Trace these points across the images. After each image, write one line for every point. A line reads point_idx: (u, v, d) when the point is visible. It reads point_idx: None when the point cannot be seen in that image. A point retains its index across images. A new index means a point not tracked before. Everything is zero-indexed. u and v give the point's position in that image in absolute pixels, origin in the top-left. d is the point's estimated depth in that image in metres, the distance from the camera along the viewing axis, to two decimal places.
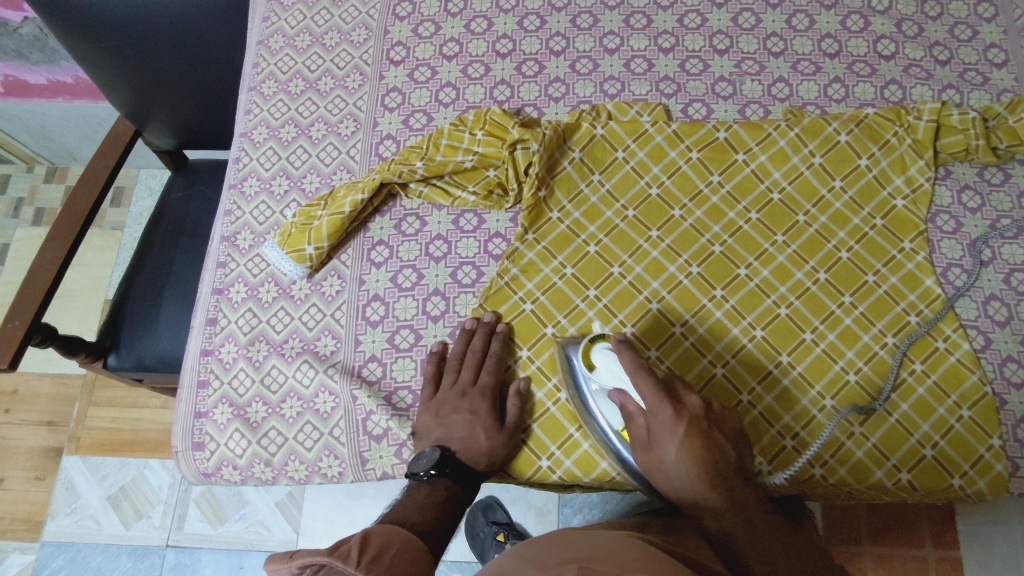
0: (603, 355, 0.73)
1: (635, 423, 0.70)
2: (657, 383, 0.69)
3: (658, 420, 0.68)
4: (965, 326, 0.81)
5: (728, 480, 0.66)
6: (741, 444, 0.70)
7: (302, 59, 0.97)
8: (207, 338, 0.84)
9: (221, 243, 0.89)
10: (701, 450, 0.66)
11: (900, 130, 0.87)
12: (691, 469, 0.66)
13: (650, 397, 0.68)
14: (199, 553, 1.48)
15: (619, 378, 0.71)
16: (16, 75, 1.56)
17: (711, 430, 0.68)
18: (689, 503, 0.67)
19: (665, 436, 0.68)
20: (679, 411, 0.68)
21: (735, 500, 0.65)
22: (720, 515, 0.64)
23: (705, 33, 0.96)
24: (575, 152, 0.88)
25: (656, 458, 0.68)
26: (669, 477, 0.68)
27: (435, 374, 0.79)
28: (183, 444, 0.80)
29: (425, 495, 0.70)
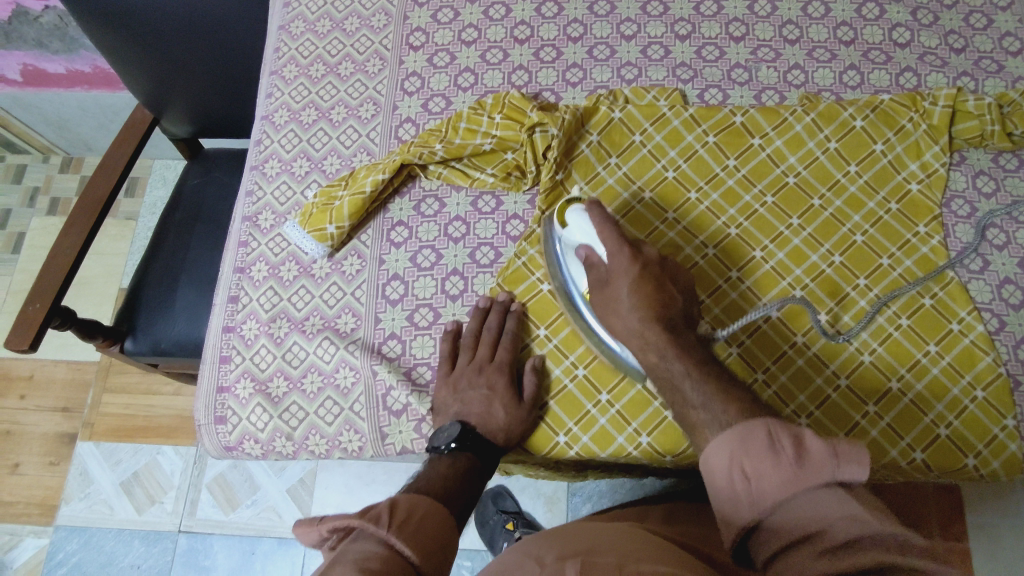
0: (575, 215, 0.76)
1: (595, 269, 0.74)
2: (620, 232, 0.72)
3: (617, 264, 0.72)
4: (980, 309, 0.82)
5: (673, 322, 0.69)
6: (691, 297, 0.74)
7: (323, 44, 0.99)
8: (229, 315, 0.85)
9: (243, 223, 0.90)
10: (651, 291, 0.70)
11: (916, 116, 0.88)
12: (638, 304, 0.70)
13: (611, 243, 0.72)
14: (212, 538, 1.50)
15: (589, 234, 0.74)
16: (35, 64, 1.58)
17: (664, 278, 0.72)
18: (633, 336, 0.70)
19: (620, 278, 0.71)
20: (635, 256, 0.71)
21: (674, 335, 0.68)
22: (661, 346, 0.68)
23: (721, 21, 0.97)
24: (593, 135, 0.89)
25: (611, 296, 0.72)
26: (619, 312, 0.71)
27: (451, 352, 0.80)
28: (206, 418, 0.82)
29: (446, 465, 0.71)
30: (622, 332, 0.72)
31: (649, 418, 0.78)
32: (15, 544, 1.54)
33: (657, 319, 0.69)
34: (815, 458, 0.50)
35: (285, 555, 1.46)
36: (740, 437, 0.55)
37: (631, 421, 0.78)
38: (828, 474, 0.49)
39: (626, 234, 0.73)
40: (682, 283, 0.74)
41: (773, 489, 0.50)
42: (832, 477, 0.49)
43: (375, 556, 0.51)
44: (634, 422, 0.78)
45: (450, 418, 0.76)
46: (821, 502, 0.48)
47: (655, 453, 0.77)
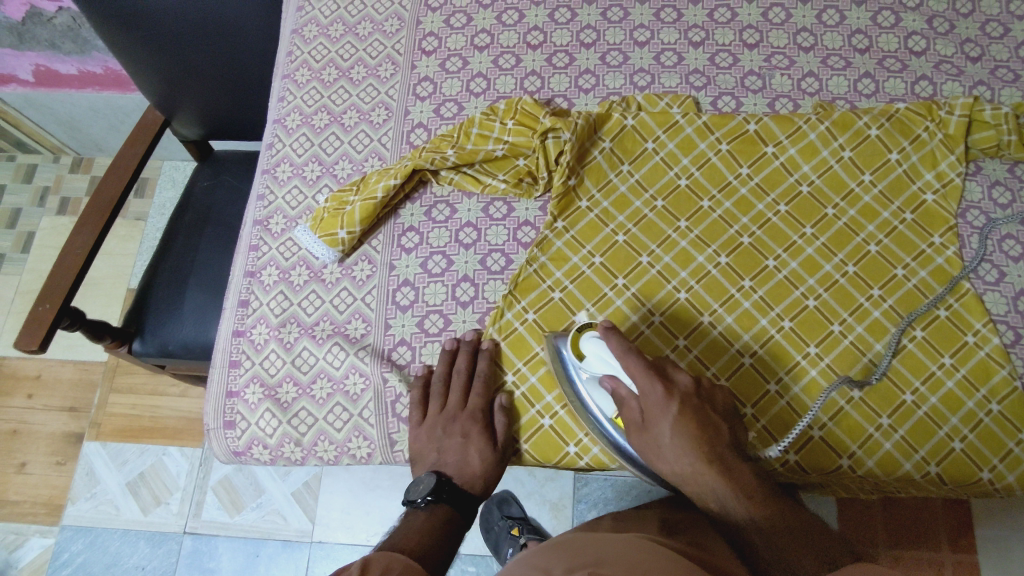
0: (592, 344, 0.73)
1: (627, 405, 0.72)
2: (646, 364, 0.70)
3: (654, 405, 0.70)
4: (995, 321, 0.81)
5: (721, 455, 0.69)
6: (731, 418, 0.73)
7: (335, 48, 0.99)
8: (239, 319, 0.85)
9: (254, 226, 0.90)
10: (694, 427, 0.69)
11: (931, 126, 0.87)
12: (687, 447, 0.69)
13: (642, 380, 0.70)
14: (216, 540, 1.50)
15: (610, 366, 0.72)
16: (47, 65, 1.59)
17: (702, 407, 0.71)
18: (685, 478, 0.70)
19: (659, 416, 0.70)
20: (671, 393, 0.70)
21: (726, 467, 0.69)
22: (716, 487, 0.68)
23: (735, 28, 0.96)
24: (606, 142, 0.88)
25: (652, 439, 0.71)
26: (664, 457, 0.71)
27: (422, 397, 0.79)
28: (215, 422, 0.81)
29: (423, 520, 0.71)
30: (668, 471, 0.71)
31: None
32: (21, 543, 1.54)
33: (706, 456, 0.69)
34: None
35: (290, 559, 1.46)
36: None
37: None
38: None
39: (651, 365, 0.71)
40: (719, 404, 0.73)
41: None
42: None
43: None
44: None
45: (426, 468, 0.77)
46: None
47: None
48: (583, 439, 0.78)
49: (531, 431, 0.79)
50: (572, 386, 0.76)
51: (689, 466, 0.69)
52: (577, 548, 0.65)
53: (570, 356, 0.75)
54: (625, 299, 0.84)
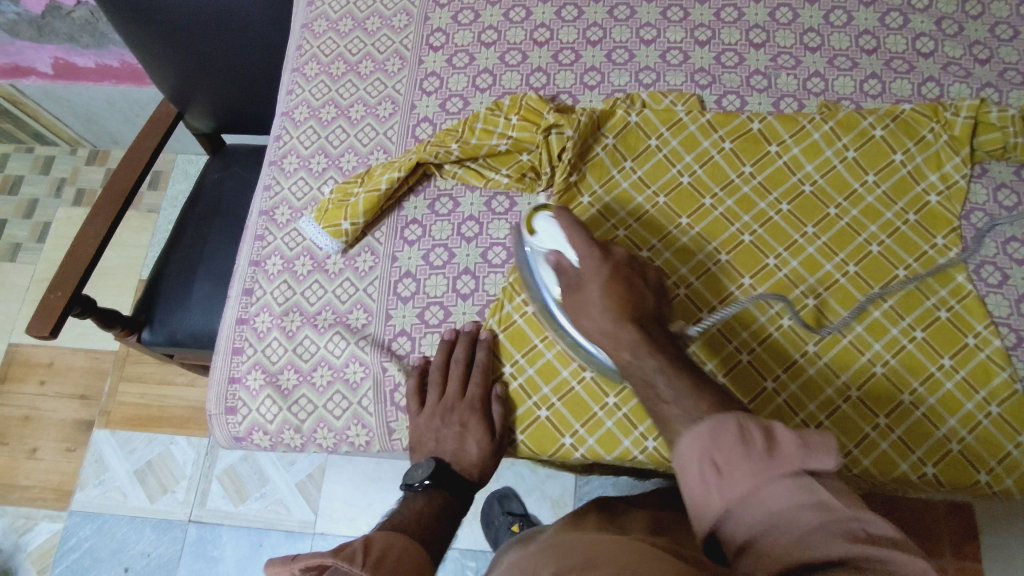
0: (544, 221, 0.75)
1: (566, 273, 0.73)
2: (590, 237, 0.73)
3: (587, 268, 0.72)
4: (997, 324, 0.81)
5: (644, 319, 0.69)
6: (661, 298, 0.74)
7: (345, 42, 1.00)
8: (243, 307, 0.86)
9: (260, 217, 0.91)
10: (621, 289, 0.70)
11: (937, 127, 0.86)
12: (612, 303, 0.69)
13: (581, 246, 0.72)
14: (220, 529, 1.51)
15: (557, 240, 0.74)
16: (66, 58, 1.62)
17: (633, 279, 0.72)
18: (606, 336, 0.69)
19: (592, 277, 0.71)
20: (605, 259, 0.72)
21: (646, 329, 0.67)
22: (632, 339, 0.66)
23: (741, 27, 0.96)
24: (609, 138, 0.89)
25: (582, 299, 0.71)
26: (590, 314, 0.70)
27: (419, 387, 0.79)
28: (217, 408, 0.82)
29: (421, 504, 0.71)
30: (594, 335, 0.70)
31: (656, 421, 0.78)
32: (30, 527, 1.57)
33: (626, 313, 0.68)
34: (785, 449, 0.49)
35: (292, 549, 1.47)
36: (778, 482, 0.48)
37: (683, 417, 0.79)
38: (795, 463, 0.49)
39: (594, 240, 0.73)
40: (652, 287, 0.74)
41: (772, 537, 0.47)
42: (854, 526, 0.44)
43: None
44: (640, 426, 0.78)
45: (425, 455, 0.77)
46: (792, 495, 0.47)
47: (661, 456, 0.77)
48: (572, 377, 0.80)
49: (528, 423, 0.79)
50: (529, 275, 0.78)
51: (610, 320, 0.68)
52: (570, 552, 0.60)
53: (526, 241, 0.78)
54: None
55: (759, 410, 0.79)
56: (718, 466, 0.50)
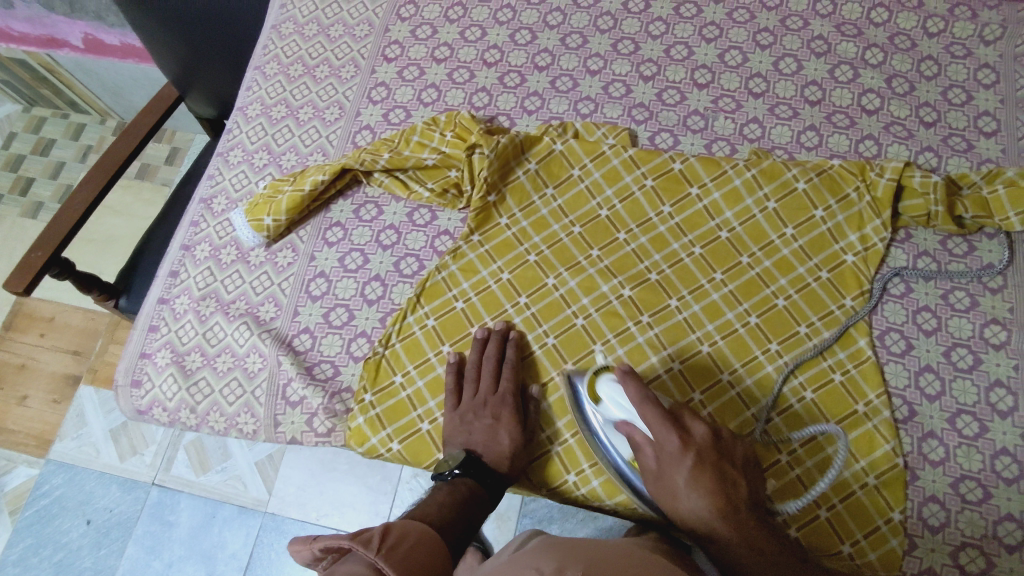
0: (608, 390, 0.75)
1: (643, 452, 0.72)
2: (662, 413, 0.70)
3: (667, 453, 0.70)
4: (891, 394, 0.79)
5: (738, 510, 0.68)
6: (750, 468, 0.71)
7: (306, 46, 1.04)
8: (166, 288, 0.91)
9: (199, 204, 0.96)
10: (707, 476, 0.69)
11: (861, 186, 0.85)
12: (702, 497, 0.68)
13: (656, 427, 0.70)
14: (180, 495, 1.50)
15: (628, 410, 0.73)
16: (94, 34, 1.70)
17: (720, 453, 0.70)
18: (699, 533, 0.70)
19: (673, 465, 0.70)
20: (687, 445, 0.70)
21: (738, 517, 0.68)
22: (728, 540, 0.68)
23: (688, 67, 0.97)
24: (532, 163, 0.91)
25: (668, 487, 0.71)
26: (680, 506, 0.70)
27: (456, 385, 0.82)
28: (124, 379, 0.87)
29: (445, 493, 0.74)
30: (682, 514, 0.70)
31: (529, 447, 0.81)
32: (8, 470, 1.60)
33: (717, 507, 0.68)
34: None
35: (243, 525, 1.45)
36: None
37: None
38: None
39: (667, 413, 0.71)
40: (732, 446, 0.72)
41: None
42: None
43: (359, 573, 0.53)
44: None
45: (455, 448, 0.79)
46: None
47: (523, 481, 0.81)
48: None
49: (408, 433, 0.81)
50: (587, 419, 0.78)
51: (696, 508, 0.69)
52: (570, 543, 0.70)
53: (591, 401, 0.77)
54: (524, 318, 0.85)
55: None
56: None
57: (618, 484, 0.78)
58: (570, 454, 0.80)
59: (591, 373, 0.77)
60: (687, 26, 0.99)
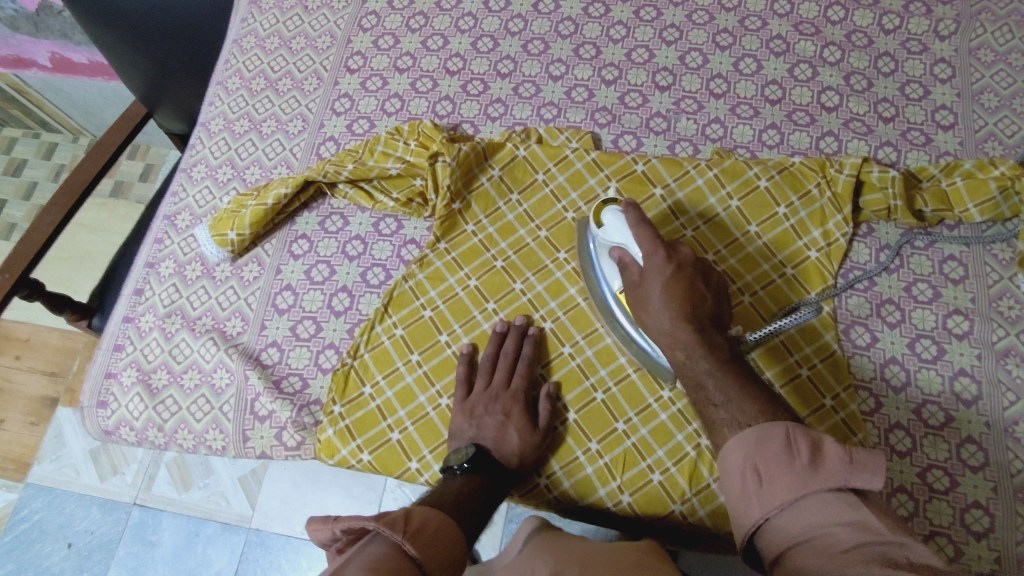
0: (611, 216, 0.75)
1: (629, 269, 0.74)
2: (654, 232, 0.73)
3: (651, 265, 0.72)
4: (858, 386, 0.80)
5: (703, 320, 0.70)
6: (722, 298, 0.74)
7: (268, 60, 1.03)
8: (131, 306, 0.90)
9: (162, 221, 0.95)
10: (684, 289, 0.71)
11: (822, 182, 0.86)
12: (672, 303, 0.71)
13: (645, 245, 0.72)
14: (162, 514, 1.41)
15: (623, 236, 0.74)
16: (61, 53, 1.68)
17: (700, 275, 0.73)
18: (661, 335, 0.72)
19: (653, 277, 0.72)
20: (670, 259, 0.72)
21: (705, 335, 0.69)
22: (685, 342, 0.69)
23: (650, 69, 0.97)
24: (495, 170, 0.91)
25: (643, 297, 0.73)
26: (649, 312, 0.73)
27: (467, 378, 0.81)
28: (90, 401, 0.86)
29: (461, 484, 0.71)
30: (652, 322, 0.73)
31: None
32: None
33: (684, 313, 0.70)
34: (829, 464, 0.51)
35: (227, 541, 1.36)
36: (756, 436, 0.56)
37: (656, 448, 0.79)
38: (839, 480, 0.50)
39: (660, 235, 0.73)
40: (712, 280, 0.74)
41: (784, 488, 0.52)
42: (845, 483, 0.50)
43: (385, 557, 0.53)
44: None
45: (462, 443, 0.77)
46: (832, 505, 0.50)
47: None
48: (427, 456, 0.80)
49: (378, 444, 0.81)
50: (591, 262, 0.82)
51: (666, 300, 0.71)
52: (563, 543, 0.71)
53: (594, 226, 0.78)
54: (492, 323, 0.85)
55: (607, 453, 0.79)
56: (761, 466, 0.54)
57: (591, 485, 0.78)
58: (543, 458, 0.80)
59: (599, 203, 0.78)
60: (647, 30, 1.00)
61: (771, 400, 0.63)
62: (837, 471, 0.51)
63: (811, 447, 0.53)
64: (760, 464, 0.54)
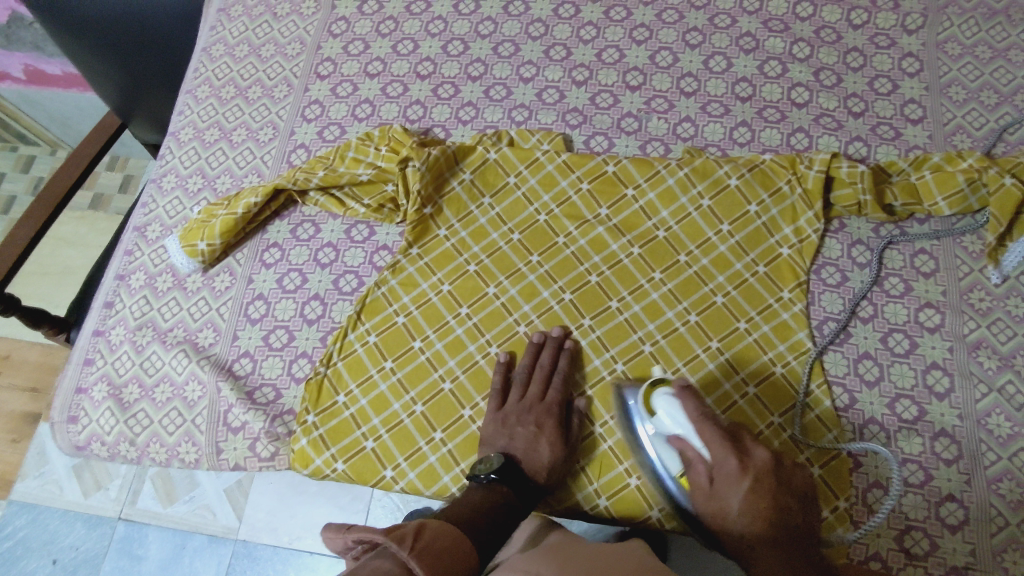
0: (664, 402, 0.69)
1: (695, 468, 0.66)
2: (722, 432, 0.66)
3: (725, 472, 0.64)
4: (832, 382, 0.80)
5: (791, 543, 0.62)
6: (806, 504, 0.66)
7: (237, 67, 1.03)
8: (101, 319, 0.89)
9: (132, 232, 0.94)
10: (766, 498, 0.63)
11: (792, 179, 0.86)
12: (752, 523, 0.63)
13: (716, 447, 0.65)
14: (148, 528, 1.31)
15: (680, 426, 0.68)
16: (35, 65, 1.66)
17: (781, 484, 0.65)
18: (744, 557, 0.64)
19: (728, 487, 0.64)
20: (747, 468, 0.64)
21: (795, 555, 0.62)
22: (774, 571, 0.61)
23: (620, 69, 0.97)
24: (466, 173, 0.90)
25: (716, 507, 0.65)
26: (727, 527, 0.64)
27: (502, 386, 0.80)
28: (60, 416, 0.85)
29: (482, 496, 0.69)
30: (731, 545, 0.65)
31: (468, 446, 0.79)
32: None
33: (767, 535, 0.62)
34: None
35: (213, 554, 1.27)
36: None
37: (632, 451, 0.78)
38: None
39: (727, 432, 0.66)
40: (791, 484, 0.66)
41: None
42: None
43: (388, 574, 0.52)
44: (462, 462, 0.78)
45: (492, 452, 0.75)
46: None
47: None
48: (402, 464, 0.79)
49: (352, 452, 0.80)
50: (635, 425, 0.74)
51: (744, 529, 0.63)
52: (568, 548, 0.68)
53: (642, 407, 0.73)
54: (465, 328, 0.84)
55: (584, 457, 0.79)
56: None
57: (567, 488, 0.78)
58: (573, 471, 0.78)
59: (648, 386, 0.73)
60: (617, 30, 0.99)
61: None
62: None
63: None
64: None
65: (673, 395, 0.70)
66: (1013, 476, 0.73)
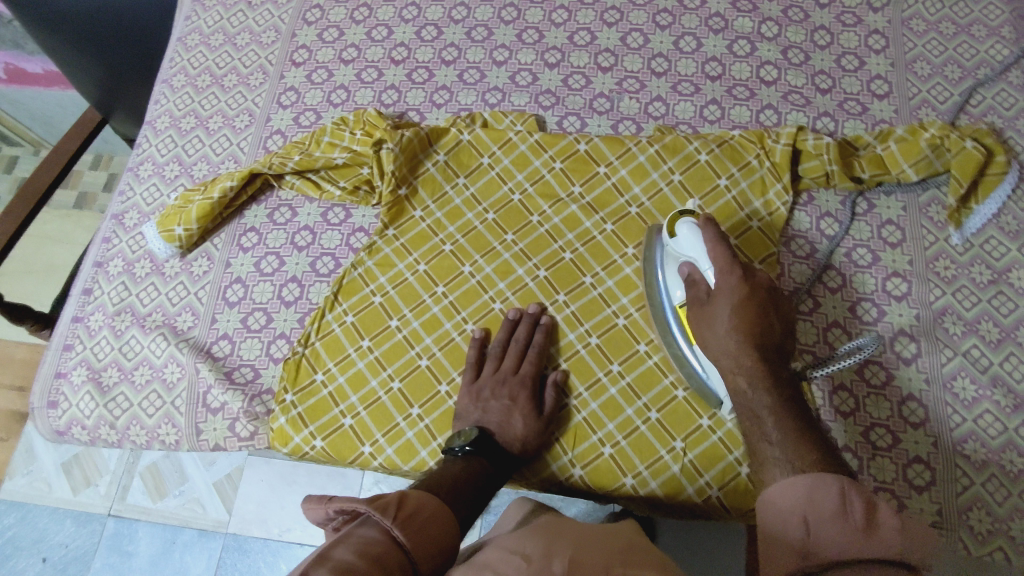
0: (685, 227, 0.73)
1: (698, 284, 0.72)
2: (732, 254, 0.69)
3: (724, 284, 0.69)
4: (802, 351, 0.81)
5: (772, 355, 0.67)
6: (791, 331, 0.70)
7: (213, 57, 1.03)
8: (80, 306, 0.90)
9: (110, 220, 0.95)
10: (755, 315, 0.67)
11: (760, 153, 0.88)
12: (736, 331, 0.67)
13: (721, 262, 0.69)
14: (138, 525, 1.24)
15: (694, 249, 0.72)
16: (15, 64, 1.66)
17: (774, 308, 0.69)
18: (723, 360, 0.68)
19: (723, 299, 0.69)
20: (745, 280, 0.68)
21: (773, 365, 0.66)
22: (748, 369, 0.66)
23: (592, 51, 0.98)
24: (440, 155, 0.91)
25: (709, 314, 0.70)
26: (714, 333, 0.69)
27: (477, 361, 0.81)
28: (40, 402, 0.86)
29: (460, 467, 0.70)
30: (713, 354, 0.69)
31: (444, 420, 0.80)
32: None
33: (749, 343, 0.66)
34: (885, 531, 0.51)
35: (205, 549, 1.20)
36: (812, 486, 0.55)
37: (607, 422, 0.79)
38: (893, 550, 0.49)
39: (737, 256, 0.70)
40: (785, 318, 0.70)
41: (834, 539, 0.51)
42: (895, 551, 0.49)
43: (374, 542, 0.53)
44: (439, 437, 0.79)
45: (467, 425, 0.76)
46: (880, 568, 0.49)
47: None
48: (380, 439, 0.80)
49: (330, 430, 0.81)
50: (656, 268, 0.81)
51: (731, 334, 0.67)
52: (559, 525, 0.70)
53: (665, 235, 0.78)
54: (441, 306, 0.85)
55: (560, 429, 0.80)
56: (811, 530, 0.52)
57: (543, 459, 0.79)
58: (549, 443, 0.79)
59: (675, 214, 0.77)
60: (588, 13, 1.01)
61: (833, 454, 0.59)
62: (892, 541, 0.50)
63: (866, 509, 0.52)
64: (812, 523, 0.53)
65: (697, 226, 0.73)
66: (977, 437, 0.75)
